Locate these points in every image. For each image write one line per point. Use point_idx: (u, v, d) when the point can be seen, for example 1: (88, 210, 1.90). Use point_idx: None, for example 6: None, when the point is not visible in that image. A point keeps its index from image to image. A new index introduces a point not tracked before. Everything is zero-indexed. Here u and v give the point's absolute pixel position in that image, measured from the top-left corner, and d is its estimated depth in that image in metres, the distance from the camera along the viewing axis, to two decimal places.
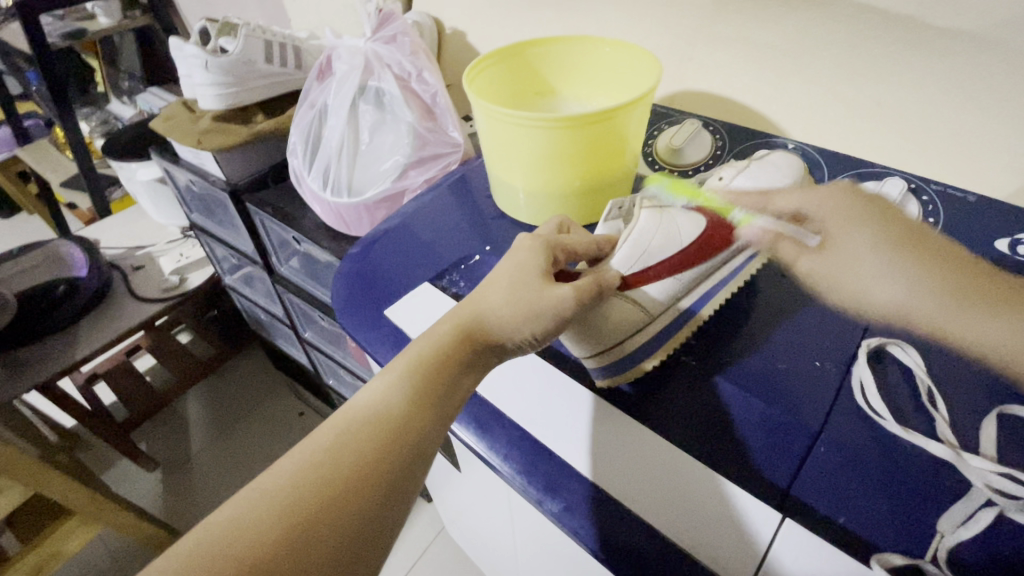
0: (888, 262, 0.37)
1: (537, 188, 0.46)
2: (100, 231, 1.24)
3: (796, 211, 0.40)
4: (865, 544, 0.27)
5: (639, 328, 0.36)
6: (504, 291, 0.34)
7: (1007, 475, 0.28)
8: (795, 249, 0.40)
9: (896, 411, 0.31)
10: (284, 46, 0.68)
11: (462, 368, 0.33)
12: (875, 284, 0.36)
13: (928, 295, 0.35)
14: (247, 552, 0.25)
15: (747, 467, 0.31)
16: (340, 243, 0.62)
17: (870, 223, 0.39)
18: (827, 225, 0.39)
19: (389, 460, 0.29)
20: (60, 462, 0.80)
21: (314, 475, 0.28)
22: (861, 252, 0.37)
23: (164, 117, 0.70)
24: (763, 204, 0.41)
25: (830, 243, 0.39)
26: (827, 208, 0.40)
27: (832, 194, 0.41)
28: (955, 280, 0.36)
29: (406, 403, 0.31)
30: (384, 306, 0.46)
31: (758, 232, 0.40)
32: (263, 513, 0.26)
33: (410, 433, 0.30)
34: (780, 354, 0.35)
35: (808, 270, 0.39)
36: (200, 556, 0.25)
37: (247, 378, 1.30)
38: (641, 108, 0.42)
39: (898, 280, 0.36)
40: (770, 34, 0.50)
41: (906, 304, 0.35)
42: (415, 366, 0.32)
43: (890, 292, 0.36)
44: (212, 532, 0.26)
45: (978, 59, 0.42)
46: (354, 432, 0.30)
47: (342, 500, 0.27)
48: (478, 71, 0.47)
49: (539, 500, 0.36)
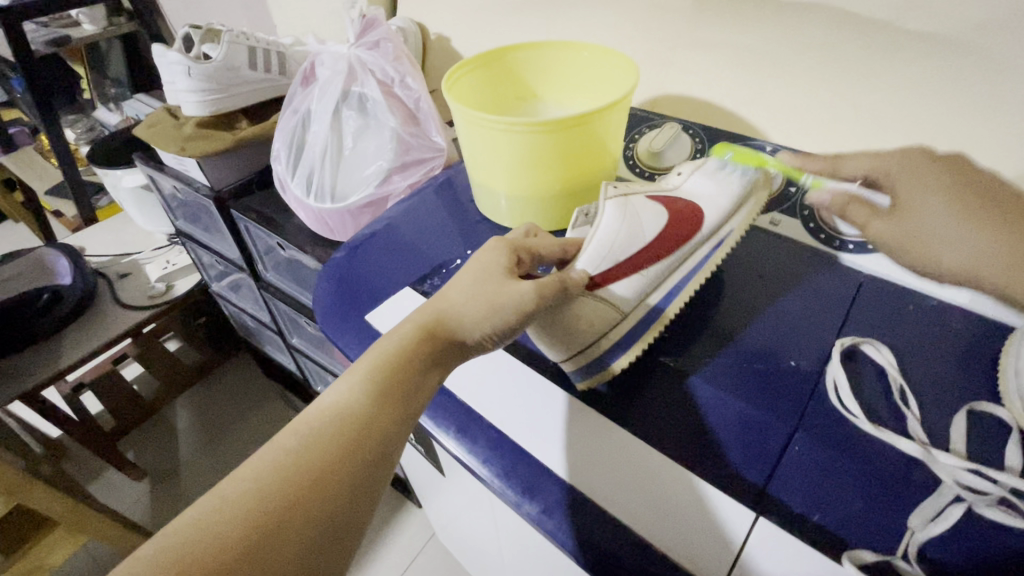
0: (962, 223, 0.32)
1: (518, 191, 0.46)
2: (87, 239, 1.23)
3: (865, 173, 0.37)
4: (837, 541, 0.27)
5: (612, 326, 0.37)
6: (470, 283, 0.34)
7: (976, 470, 0.28)
8: (865, 213, 0.37)
9: (869, 411, 0.32)
10: (268, 52, 0.68)
11: (427, 364, 0.33)
12: (942, 239, 0.33)
13: (993, 257, 0.31)
14: (208, 558, 0.24)
15: (724, 467, 0.31)
16: (324, 248, 0.62)
17: (949, 180, 0.33)
18: (897, 186, 0.35)
19: (354, 458, 0.29)
20: (43, 472, 0.79)
21: (277, 476, 0.28)
22: (935, 213, 0.33)
23: (148, 123, 0.70)
24: (830, 169, 0.39)
25: (901, 206, 0.34)
26: (899, 168, 0.35)
27: (903, 155, 0.35)
28: None
29: (371, 401, 0.31)
30: (366, 311, 0.46)
31: (826, 197, 0.40)
32: (227, 517, 0.26)
33: (375, 431, 0.30)
34: (754, 355, 0.36)
35: (880, 237, 0.36)
36: (164, 559, 0.24)
37: (237, 385, 1.29)
38: (619, 111, 0.43)
39: (965, 240, 0.32)
40: (748, 38, 0.51)
41: (974, 269, 0.32)
42: (380, 365, 0.32)
43: (953, 249, 0.32)
44: (172, 536, 0.25)
45: (950, 62, 0.42)
46: (320, 431, 0.30)
47: (308, 502, 0.27)
48: (458, 77, 0.47)
49: (517, 502, 0.34)
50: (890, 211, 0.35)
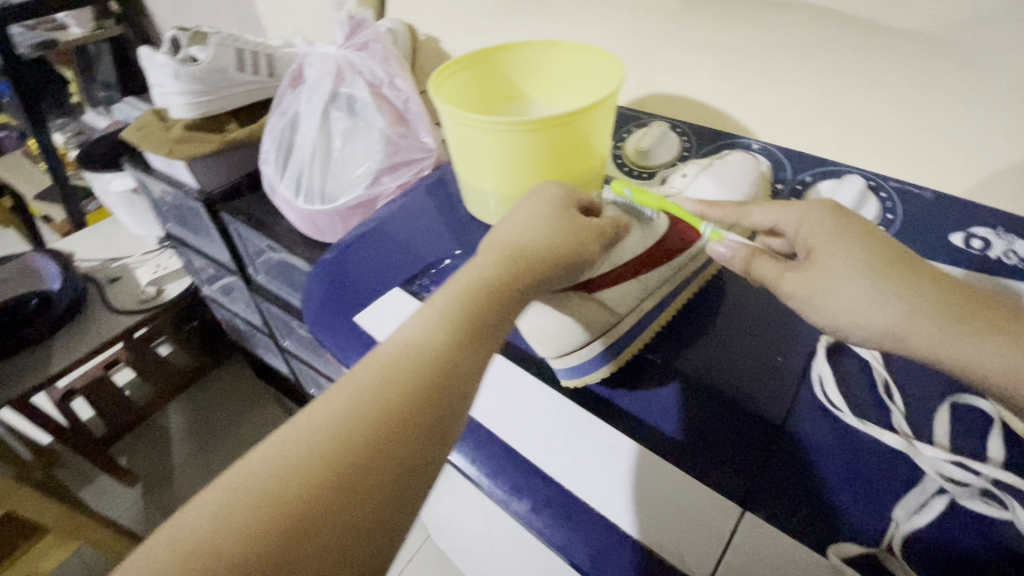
0: (875, 286, 0.30)
1: (507, 191, 0.46)
2: (76, 244, 1.22)
3: (772, 223, 0.36)
4: (822, 534, 0.28)
5: (606, 328, 0.36)
6: (538, 225, 0.35)
7: (959, 463, 0.28)
8: (773, 267, 0.34)
9: (855, 405, 0.32)
10: (257, 54, 0.68)
11: (505, 301, 0.32)
12: (859, 307, 0.30)
13: (924, 317, 0.29)
14: (298, 485, 0.24)
15: (711, 461, 0.31)
16: (315, 250, 0.62)
17: (861, 236, 0.32)
18: (810, 241, 0.33)
19: (432, 394, 0.28)
20: (34, 480, 0.78)
21: (359, 409, 0.27)
22: (847, 275, 0.31)
23: (135, 126, 0.70)
24: (736, 216, 0.37)
25: (812, 257, 0.32)
26: (810, 223, 0.33)
27: (815, 208, 0.34)
28: (956, 304, 0.29)
29: (448, 337, 0.30)
30: (355, 312, 0.46)
31: (728, 248, 0.36)
32: (315, 446, 0.25)
33: (451, 373, 0.29)
34: (741, 351, 0.36)
35: (790, 292, 0.33)
36: (247, 496, 0.24)
37: (231, 388, 1.29)
38: (605, 111, 0.43)
39: (883, 304, 0.30)
40: (734, 37, 0.51)
41: (903, 328, 0.29)
42: (456, 301, 0.31)
43: (872, 316, 0.30)
44: (259, 465, 0.25)
45: (933, 60, 0.43)
46: (393, 372, 0.28)
47: (390, 437, 0.26)
48: (445, 77, 0.47)
49: (505, 501, 0.34)
50: (801, 266, 0.33)
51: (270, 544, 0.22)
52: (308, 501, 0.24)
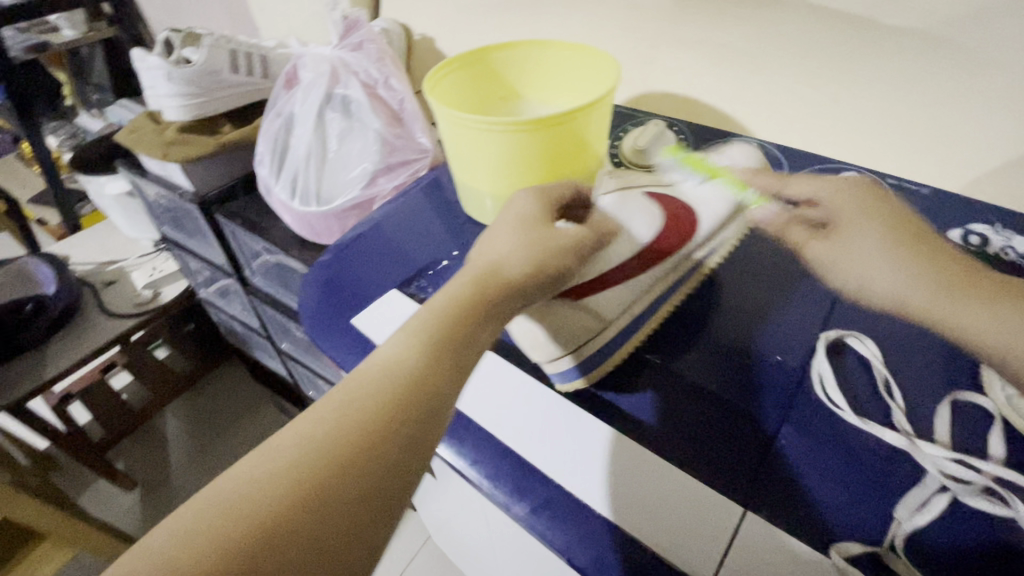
0: (891, 255, 0.38)
1: (503, 191, 0.46)
2: (71, 248, 1.21)
3: (811, 197, 0.43)
4: (825, 534, 0.27)
5: (592, 335, 0.35)
6: (509, 238, 0.34)
7: (960, 461, 0.29)
8: (803, 233, 0.42)
9: (855, 403, 0.32)
10: (250, 55, 0.67)
11: (479, 319, 0.31)
12: (872, 271, 0.38)
13: (923, 283, 0.36)
14: (258, 518, 0.22)
15: (711, 461, 0.31)
16: (310, 252, 0.62)
17: (881, 219, 0.40)
18: (838, 216, 0.41)
19: (402, 416, 0.27)
20: (31, 486, 0.78)
21: (326, 434, 0.25)
22: (866, 241, 0.39)
23: (128, 128, 0.69)
24: (776, 188, 0.45)
25: (837, 228, 0.41)
26: (845, 201, 0.42)
27: (851, 190, 0.43)
28: (948, 275, 0.36)
29: (419, 357, 0.28)
30: (352, 315, 0.45)
31: (767, 215, 0.44)
32: (279, 475, 0.24)
33: (428, 391, 0.28)
34: (739, 351, 0.36)
35: (813, 254, 0.41)
36: (210, 520, 0.22)
37: (228, 391, 1.28)
38: (601, 110, 0.43)
39: (896, 270, 0.37)
40: (729, 34, 0.51)
41: (901, 296, 0.36)
42: (428, 322, 0.30)
43: (884, 277, 0.37)
44: (222, 492, 0.23)
45: (927, 56, 0.43)
46: (367, 391, 0.27)
47: (359, 462, 0.25)
48: (439, 77, 0.47)
49: (505, 504, 0.33)
50: (826, 235, 0.41)
51: (232, 570, 0.21)
52: (268, 536, 0.22)
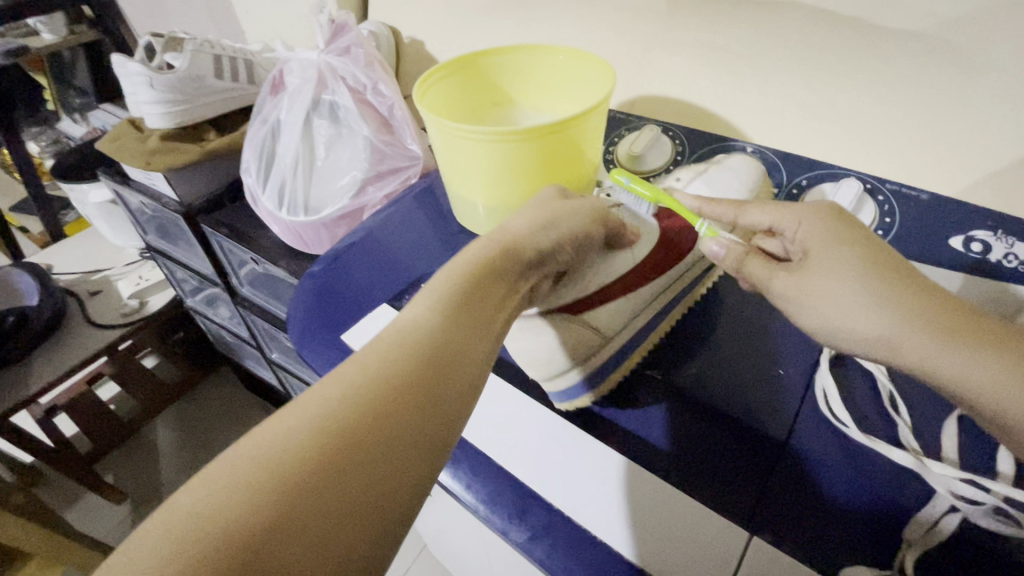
0: (874, 299, 0.29)
1: (497, 201, 0.45)
2: (53, 256, 1.18)
3: (769, 222, 0.36)
4: (833, 557, 0.27)
5: (593, 349, 0.37)
6: (528, 217, 0.35)
7: (970, 481, 0.27)
8: (765, 268, 0.34)
9: (860, 420, 0.31)
10: (234, 60, 0.65)
11: (497, 287, 0.31)
12: (851, 317, 0.29)
13: (915, 331, 0.28)
14: (295, 471, 0.21)
15: (717, 481, 0.30)
16: (299, 262, 0.60)
17: (861, 253, 0.30)
18: (811, 244, 0.32)
19: (430, 371, 0.26)
20: (17, 505, 0.76)
21: (356, 389, 0.25)
22: (842, 280, 0.30)
23: (109, 136, 0.67)
24: (732, 215, 0.38)
25: (807, 261, 0.32)
26: (811, 223, 0.33)
27: (815, 211, 0.33)
28: (965, 329, 0.27)
29: (443, 318, 0.28)
30: (342, 331, 0.44)
31: (723, 245, 0.36)
32: (310, 430, 0.23)
33: (457, 350, 0.28)
34: (741, 364, 0.35)
35: (779, 291, 0.33)
36: (241, 477, 0.21)
37: (218, 399, 1.27)
38: (597, 117, 0.42)
39: (872, 311, 0.29)
40: (725, 37, 0.50)
41: (889, 338, 0.28)
42: (451, 288, 0.30)
43: (862, 321, 0.29)
44: (248, 451, 0.22)
45: (927, 59, 0.42)
46: (395, 348, 0.27)
47: (391, 412, 0.24)
48: (430, 84, 0.45)
49: (503, 530, 0.34)
50: (790, 271, 0.33)
51: (274, 518, 0.20)
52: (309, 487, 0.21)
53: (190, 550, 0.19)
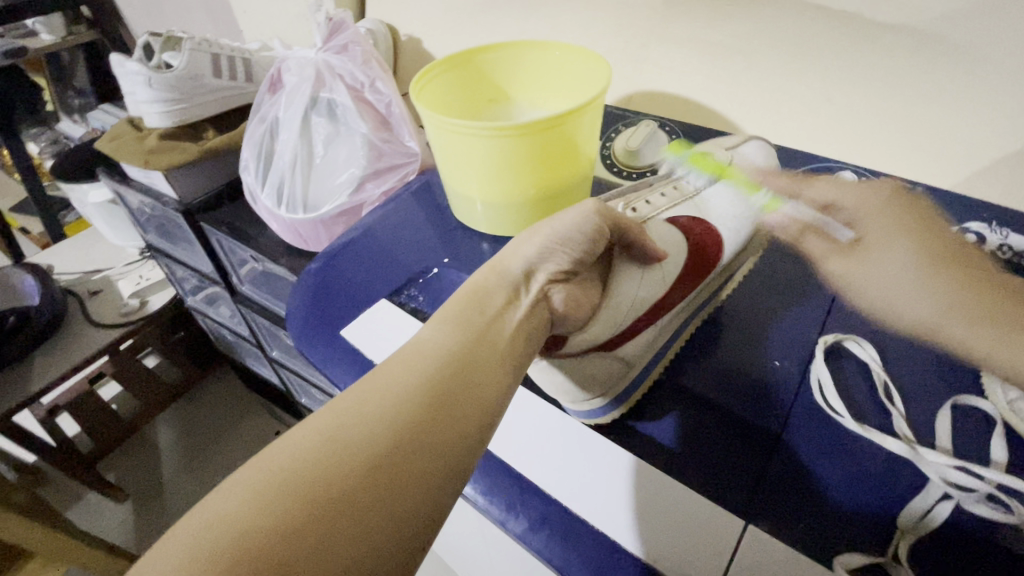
0: (925, 277, 0.37)
1: (495, 197, 0.45)
2: (54, 257, 1.19)
3: (829, 200, 0.44)
4: (828, 545, 0.27)
5: (622, 377, 0.36)
6: (532, 238, 0.36)
7: (964, 469, 0.28)
8: (823, 246, 0.42)
9: (854, 408, 0.32)
10: (233, 59, 0.66)
11: (508, 309, 0.33)
12: (901, 296, 0.37)
13: (954, 316, 0.35)
14: (319, 488, 0.23)
15: (714, 471, 0.30)
16: (299, 259, 0.61)
17: (915, 228, 0.41)
18: (864, 224, 0.41)
19: (445, 398, 0.27)
20: (20, 503, 0.76)
21: (379, 413, 0.26)
22: (899, 256, 0.39)
23: (109, 136, 0.67)
24: (794, 191, 0.45)
25: (864, 243, 0.40)
26: (866, 206, 0.43)
27: (865, 189, 0.44)
28: (981, 293, 0.36)
29: (458, 344, 0.30)
30: (341, 326, 0.44)
31: (784, 220, 0.44)
32: (334, 450, 0.25)
33: (474, 379, 0.29)
34: (737, 359, 0.36)
35: (835, 271, 0.40)
36: (266, 488, 0.23)
37: (219, 398, 1.27)
38: (593, 112, 0.42)
39: (926, 294, 0.36)
40: (720, 32, 0.50)
41: (934, 320, 0.35)
42: (464, 315, 0.32)
43: (911, 304, 0.36)
44: (275, 463, 0.24)
45: (920, 53, 0.42)
46: (413, 374, 0.28)
47: (410, 436, 0.26)
48: (426, 80, 0.46)
49: (502, 520, 0.34)
50: (847, 250, 0.41)
51: (298, 531, 0.22)
52: (331, 505, 0.23)
53: (221, 554, 0.21)
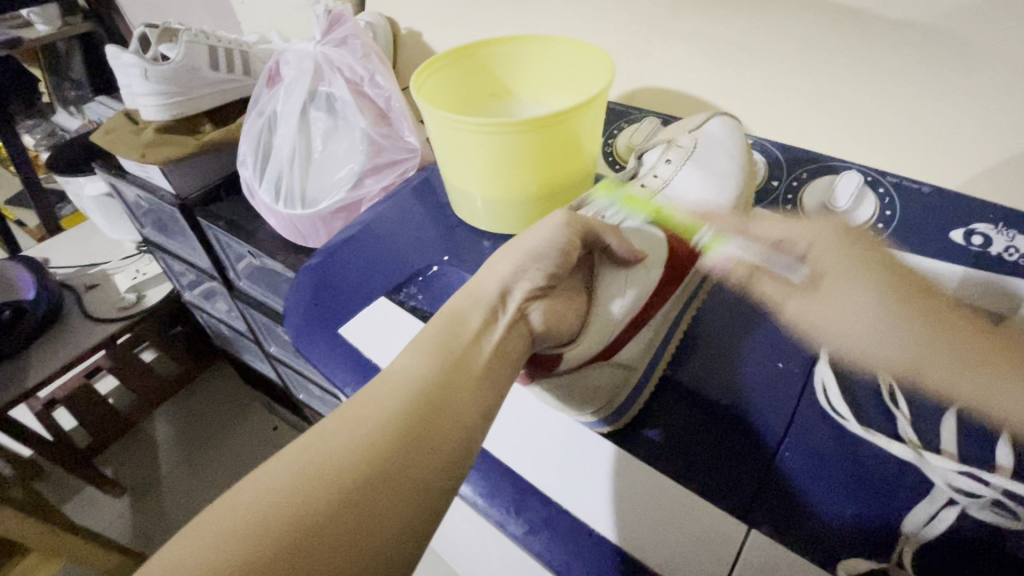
0: (889, 323, 0.35)
1: (495, 194, 0.44)
2: (50, 250, 1.18)
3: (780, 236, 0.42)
4: (833, 550, 0.27)
5: (621, 386, 0.34)
6: (509, 258, 0.35)
7: (967, 473, 0.28)
8: (776, 288, 0.39)
9: (858, 412, 0.32)
10: (230, 52, 0.65)
11: (484, 330, 0.32)
12: (868, 343, 0.34)
13: (932, 358, 0.33)
14: (301, 518, 0.23)
15: (718, 474, 0.30)
16: (297, 255, 0.60)
17: (868, 275, 0.37)
18: (816, 265, 0.39)
19: (428, 423, 0.27)
20: (15, 499, 0.75)
21: (362, 436, 0.26)
22: (859, 300, 0.36)
23: (105, 129, 0.66)
24: (740, 228, 0.42)
25: (819, 287, 0.37)
26: (818, 245, 0.40)
27: (822, 230, 0.41)
28: (964, 339, 0.33)
29: (438, 367, 0.30)
30: (338, 324, 0.43)
31: (726, 261, 0.41)
32: (317, 480, 0.24)
33: (456, 400, 0.28)
34: (742, 361, 0.35)
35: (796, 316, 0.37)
36: (251, 515, 0.23)
37: (218, 392, 1.27)
38: (595, 110, 0.41)
39: (892, 339, 0.34)
40: (724, 28, 0.49)
41: (909, 365, 0.33)
42: (442, 338, 0.31)
43: (880, 351, 0.34)
44: (258, 490, 0.24)
45: (926, 51, 0.41)
46: (389, 401, 0.28)
47: (393, 460, 0.26)
48: (427, 75, 0.45)
49: (501, 522, 0.33)
50: (805, 290, 0.38)
51: (280, 561, 0.22)
52: (316, 532, 0.23)
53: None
